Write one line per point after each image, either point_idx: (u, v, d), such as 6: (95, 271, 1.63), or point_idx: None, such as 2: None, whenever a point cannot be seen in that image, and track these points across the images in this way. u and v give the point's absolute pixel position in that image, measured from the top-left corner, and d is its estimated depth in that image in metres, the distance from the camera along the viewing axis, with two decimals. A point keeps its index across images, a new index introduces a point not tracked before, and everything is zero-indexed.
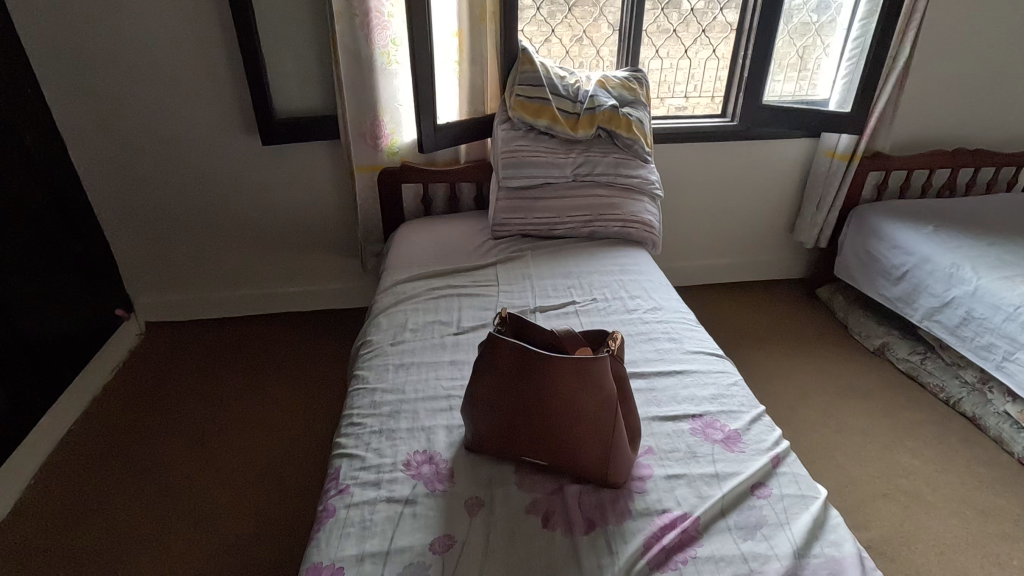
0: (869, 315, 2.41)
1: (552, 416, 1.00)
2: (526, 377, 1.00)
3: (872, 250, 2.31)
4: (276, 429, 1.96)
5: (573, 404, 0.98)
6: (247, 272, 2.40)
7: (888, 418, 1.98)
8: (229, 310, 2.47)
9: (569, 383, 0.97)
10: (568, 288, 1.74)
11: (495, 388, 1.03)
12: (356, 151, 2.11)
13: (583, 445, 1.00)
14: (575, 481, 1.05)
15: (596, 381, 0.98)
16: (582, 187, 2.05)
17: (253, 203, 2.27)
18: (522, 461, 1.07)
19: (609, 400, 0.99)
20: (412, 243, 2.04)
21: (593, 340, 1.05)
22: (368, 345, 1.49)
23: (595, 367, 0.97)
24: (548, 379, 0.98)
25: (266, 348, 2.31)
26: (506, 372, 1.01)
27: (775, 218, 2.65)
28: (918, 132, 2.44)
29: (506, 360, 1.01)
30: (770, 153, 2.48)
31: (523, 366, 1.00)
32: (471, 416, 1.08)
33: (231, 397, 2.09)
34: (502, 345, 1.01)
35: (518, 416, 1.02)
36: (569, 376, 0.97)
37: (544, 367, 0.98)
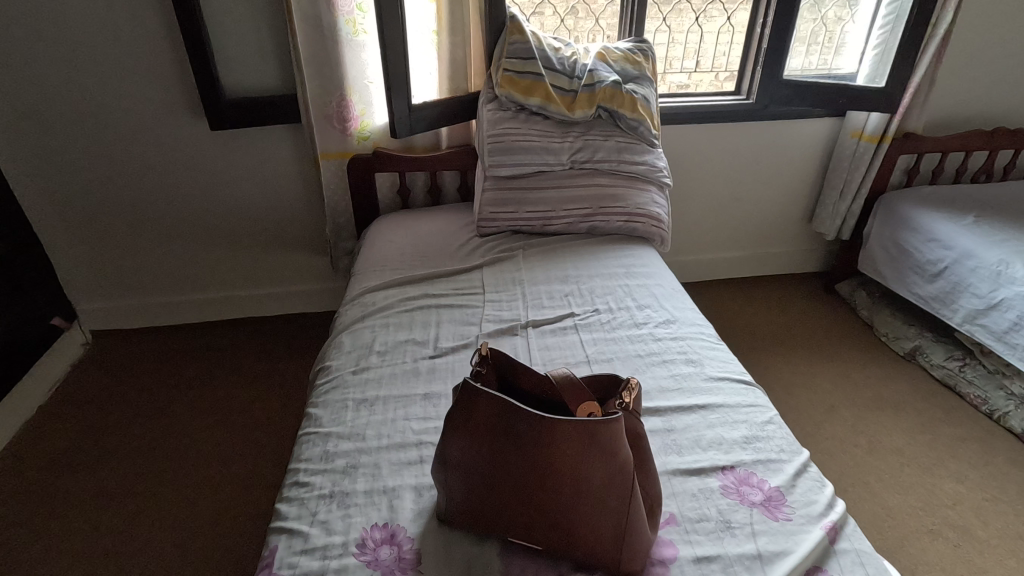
0: (898, 315, 2.18)
1: (547, 494, 0.75)
2: (509, 442, 0.75)
3: (903, 244, 2.07)
4: (234, 454, 1.72)
5: (575, 479, 0.74)
6: (204, 274, 2.14)
7: (926, 434, 1.76)
8: (185, 316, 2.20)
9: (569, 453, 0.73)
10: (566, 296, 1.50)
11: (471, 452, 0.79)
12: (320, 136, 1.85)
13: (588, 529, 0.77)
14: (576, 568, 0.81)
15: (605, 450, 0.73)
16: (580, 176, 1.80)
17: (207, 197, 2.00)
18: (510, 541, 0.83)
19: (621, 469, 0.75)
20: (386, 241, 1.78)
21: (601, 386, 0.80)
22: (326, 373, 1.24)
23: (602, 430, 0.72)
24: (541, 445, 0.73)
25: (227, 358, 2.06)
26: (485, 432, 0.77)
27: (792, 207, 2.40)
28: (954, 110, 2.18)
29: (484, 416, 0.77)
30: (790, 135, 2.22)
31: (507, 427, 0.75)
32: (442, 481, 0.84)
33: (185, 416, 1.84)
34: (479, 397, 0.77)
35: (502, 489, 0.78)
36: (569, 443, 0.73)
37: (534, 430, 0.73)
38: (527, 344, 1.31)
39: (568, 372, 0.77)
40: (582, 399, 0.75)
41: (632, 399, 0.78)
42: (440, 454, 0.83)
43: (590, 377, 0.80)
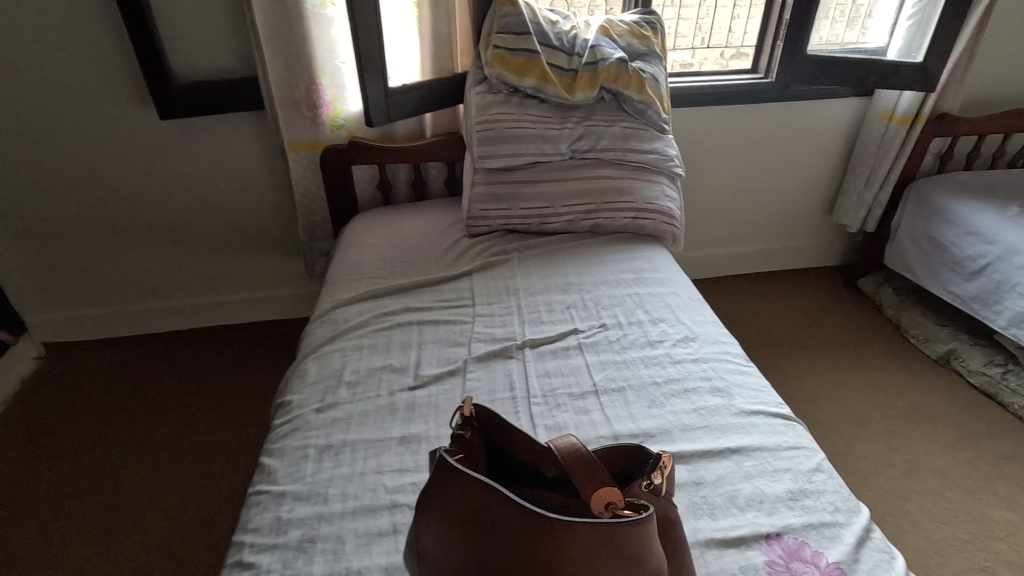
0: (928, 314, 2.00)
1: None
2: (500, 544, 0.56)
3: (937, 237, 1.87)
4: (196, 482, 1.52)
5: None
6: (166, 279, 1.93)
7: (967, 452, 1.58)
8: (148, 325, 2.00)
9: (583, 562, 0.54)
10: (568, 307, 1.30)
11: (448, 550, 0.60)
12: (287, 125, 1.64)
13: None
14: None
15: (629, 556, 0.55)
16: (582, 167, 1.60)
17: (164, 194, 1.78)
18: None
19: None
20: (363, 244, 1.58)
21: (622, 461, 0.62)
22: (286, 411, 1.05)
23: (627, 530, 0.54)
24: (542, 552, 0.54)
25: (193, 371, 1.86)
26: (469, 526, 0.58)
27: (813, 196, 2.20)
28: (992, 88, 1.98)
29: (469, 504, 0.59)
30: (812, 117, 2.01)
31: (499, 523, 0.57)
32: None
33: (143, 437, 1.65)
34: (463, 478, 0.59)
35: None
36: (584, 548, 0.54)
37: (535, 530, 0.55)
38: (524, 369, 1.12)
39: (581, 441, 0.58)
40: (600, 483, 0.56)
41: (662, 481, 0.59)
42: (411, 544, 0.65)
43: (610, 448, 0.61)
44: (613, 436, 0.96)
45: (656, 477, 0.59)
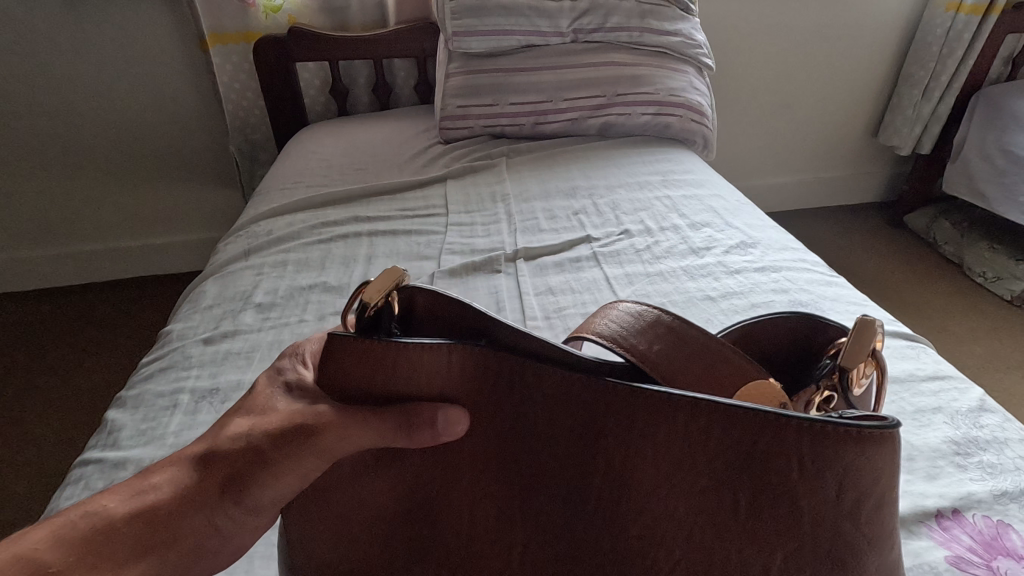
0: (998, 248, 1.68)
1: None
2: (547, 453, 0.35)
3: (1010, 149, 1.55)
4: (66, 462, 1.12)
5: (710, 559, 0.31)
6: (62, 217, 1.54)
7: None
8: (40, 278, 1.60)
9: (703, 483, 0.31)
10: (574, 214, 0.96)
11: (439, 491, 0.37)
12: (207, 5, 1.29)
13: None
14: None
15: (796, 496, 0.30)
16: (588, 51, 1.24)
17: (53, 101, 1.40)
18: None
19: (832, 558, 0.30)
20: (307, 151, 1.22)
21: (790, 354, 0.43)
22: (161, 345, 0.70)
23: (793, 440, 0.29)
24: (627, 458, 0.32)
25: (84, 331, 1.46)
26: (485, 435, 0.36)
27: (854, 114, 1.86)
28: None
29: (480, 401, 0.36)
30: (860, 11, 1.66)
31: (542, 422, 0.34)
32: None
33: (28, 397, 1.28)
34: (469, 364, 0.35)
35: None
36: (706, 460, 0.31)
37: (611, 428, 0.33)
38: (516, 285, 0.78)
39: (662, 312, 0.36)
40: (720, 372, 0.34)
41: (846, 408, 0.36)
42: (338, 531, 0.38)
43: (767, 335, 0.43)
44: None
45: (837, 394, 0.36)
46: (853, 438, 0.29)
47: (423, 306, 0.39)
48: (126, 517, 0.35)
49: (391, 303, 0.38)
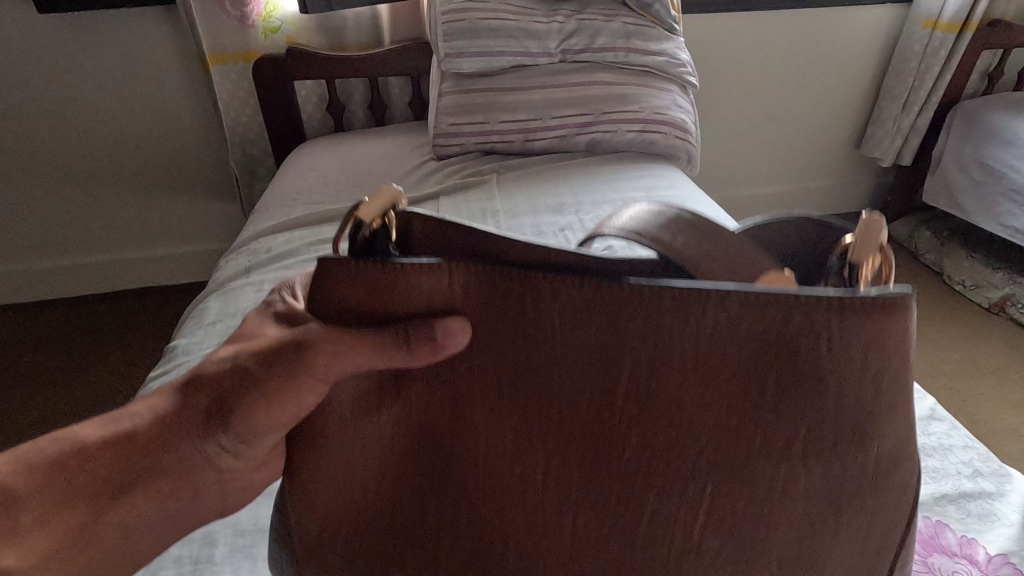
0: (976, 257, 1.73)
1: (670, 484, 0.37)
2: (565, 360, 0.36)
3: (988, 163, 1.60)
4: None
5: (742, 433, 0.35)
6: (64, 230, 1.58)
7: None
8: (40, 288, 1.63)
9: (732, 369, 0.34)
10: (561, 230, 1.00)
11: (454, 414, 0.39)
12: (207, 27, 1.32)
13: (758, 574, 0.38)
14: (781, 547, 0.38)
15: (816, 376, 0.34)
16: (576, 71, 1.29)
17: (55, 119, 1.43)
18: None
19: (854, 420, 0.35)
20: (305, 167, 1.26)
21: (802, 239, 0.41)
22: (167, 359, 0.74)
23: (809, 325, 0.33)
24: (653, 358, 0.35)
25: (86, 343, 1.49)
26: (501, 355, 0.37)
27: (838, 126, 1.91)
28: None
29: (487, 320, 0.36)
30: (842, 28, 1.71)
31: (558, 333, 0.35)
32: (410, 506, 0.41)
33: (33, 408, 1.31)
34: (479, 280, 0.35)
35: (564, 483, 0.39)
36: (731, 357, 0.34)
37: (636, 335, 0.34)
38: None
39: (679, 210, 0.39)
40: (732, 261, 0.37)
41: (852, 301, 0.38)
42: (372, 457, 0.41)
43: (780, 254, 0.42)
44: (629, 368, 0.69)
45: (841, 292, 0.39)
46: (885, 311, 0.32)
47: (420, 233, 0.38)
48: (97, 440, 0.42)
49: (387, 228, 0.38)
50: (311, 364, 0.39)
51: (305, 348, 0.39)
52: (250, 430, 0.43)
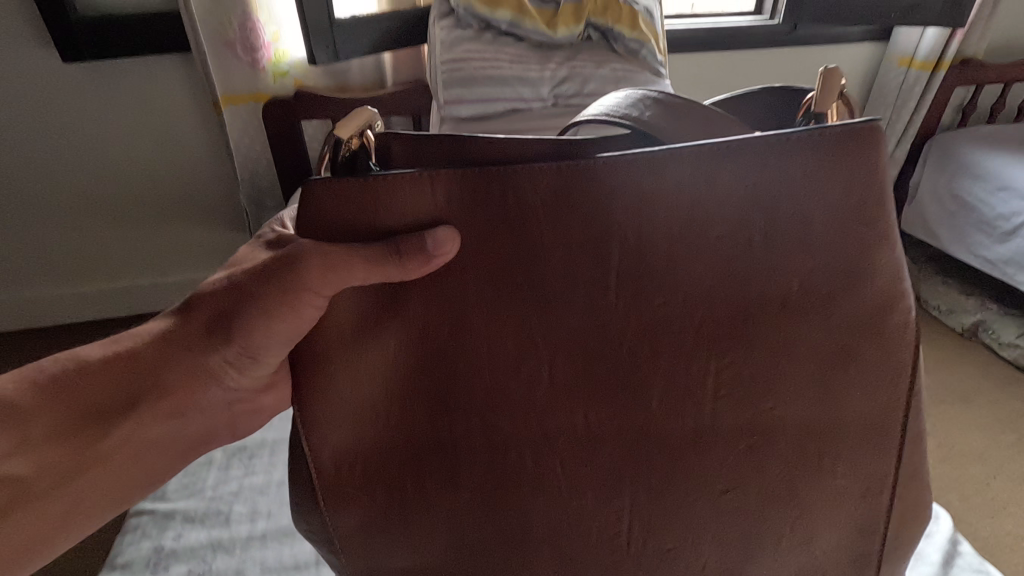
0: (950, 282, 1.81)
1: (677, 335, 0.46)
2: (558, 248, 0.43)
3: (961, 196, 1.68)
4: None
5: (738, 275, 0.44)
6: (79, 259, 1.65)
7: (1007, 434, 1.40)
8: (53, 317, 1.70)
9: (719, 226, 0.43)
10: None
11: (453, 323, 0.45)
12: (219, 71, 1.39)
13: (778, 395, 0.48)
14: (783, 371, 0.47)
15: (799, 227, 0.43)
16: (566, 115, 1.35)
17: (72, 156, 1.50)
18: (628, 488, 0.51)
19: (847, 248, 0.44)
20: None
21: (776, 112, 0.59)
22: None
23: (786, 179, 0.42)
24: (638, 234, 0.43)
25: None
26: (494, 249, 0.43)
27: None
28: (1016, 31, 1.81)
29: (473, 215, 0.42)
30: (824, 65, 1.79)
31: (547, 220, 0.42)
32: (424, 419, 0.48)
33: None
34: (466, 174, 0.42)
35: (579, 352, 0.46)
36: (716, 219, 0.43)
37: (632, 209, 0.42)
38: None
39: (645, 93, 0.47)
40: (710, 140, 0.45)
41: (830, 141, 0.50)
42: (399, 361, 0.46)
43: (740, 125, 0.46)
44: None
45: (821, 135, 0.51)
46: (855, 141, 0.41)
47: (398, 151, 0.45)
48: (103, 360, 0.52)
49: (365, 147, 0.45)
50: (302, 282, 0.44)
51: (301, 265, 0.44)
52: (248, 348, 0.52)
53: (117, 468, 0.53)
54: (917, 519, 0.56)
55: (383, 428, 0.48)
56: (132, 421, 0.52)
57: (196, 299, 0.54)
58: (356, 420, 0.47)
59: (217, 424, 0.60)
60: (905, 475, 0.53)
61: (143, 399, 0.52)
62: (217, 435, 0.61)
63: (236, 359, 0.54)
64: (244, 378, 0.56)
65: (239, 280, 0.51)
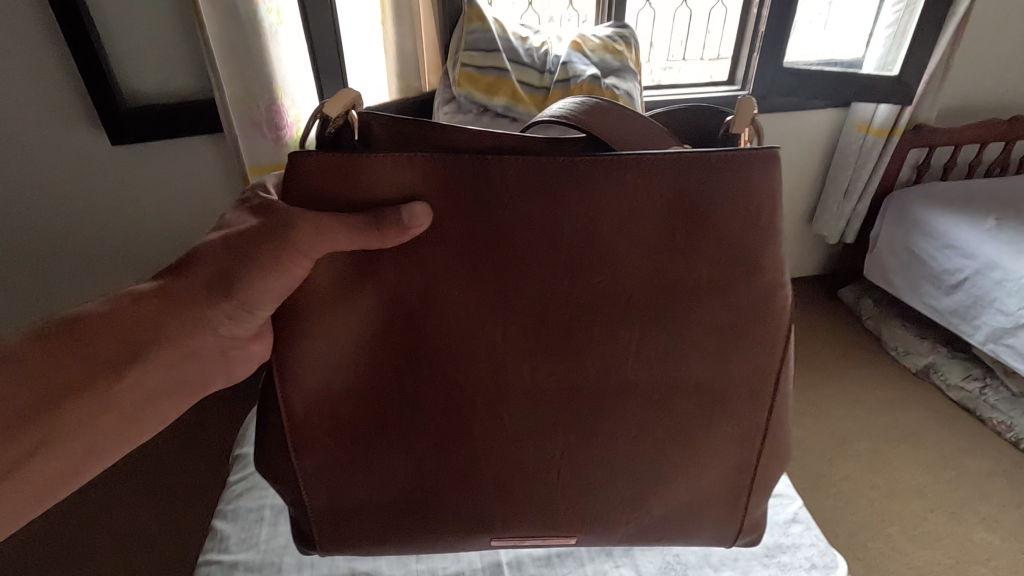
0: (908, 325, 1.99)
1: (615, 308, 0.62)
2: (522, 223, 0.58)
3: (915, 249, 1.86)
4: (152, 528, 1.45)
5: (659, 250, 0.60)
6: None
7: (950, 470, 1.57)
8: None
9: (645, 212, 0.58)
10: None
11: (434, 277, 0.60)
12: (247, 147, 1.53)
13: (689, 341, 0.64)
14: (691, 320, 0.63)
15: (708, 218, 0.59)
16: None
17: (114, 218, 1.68)
18: (565, 431, 0.67)
19: (737, 231, 0.60)
20: None
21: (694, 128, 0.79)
22: (242, 465, 0.99)
23: (693, 177, 0.58)
24: (585, 216, 0.58)
25: None
26: (469, 220, 0.58)
27: (792, 205, 2.17)
28: (965, 99, 2.00)
29: (450, 191, 0.57)
30: (791, 129, 1.98)
31: (512, 196, 0.57)
32: (408, 348, 0.62)
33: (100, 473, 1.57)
34: (462, 169, 0.57)
35: (539, 320, 0.62)
36: (639, 207, 0.58)
37: (580, 194, 0.57)
38: None
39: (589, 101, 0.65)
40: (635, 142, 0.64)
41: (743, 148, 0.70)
42: (395, 312, 0.61)
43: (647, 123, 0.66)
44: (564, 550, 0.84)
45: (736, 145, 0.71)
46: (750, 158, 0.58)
47: (380, 131, 0.62)
48: (112, 312, 0.58)
49: (351, 125, 0.62)
50: (295, 245, 0.56)
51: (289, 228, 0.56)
52: (247, 301, 0.61)
53: (131, 401, 0.60)
54: (778, 467, 0.73)
55: (376, 357, 0.62)
56: (136, 373, 0.59)
57: (198, 255, 0.62)
58: (355, 356, 0.62)
59: (213, 368, 0.67)
60: (774, 425, 0.69)
61: (148, 350, 0.59)
62: (209, 385, 0.68)
63: (234, 309, 0.62)
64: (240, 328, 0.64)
65: (232, 241, 0.60)
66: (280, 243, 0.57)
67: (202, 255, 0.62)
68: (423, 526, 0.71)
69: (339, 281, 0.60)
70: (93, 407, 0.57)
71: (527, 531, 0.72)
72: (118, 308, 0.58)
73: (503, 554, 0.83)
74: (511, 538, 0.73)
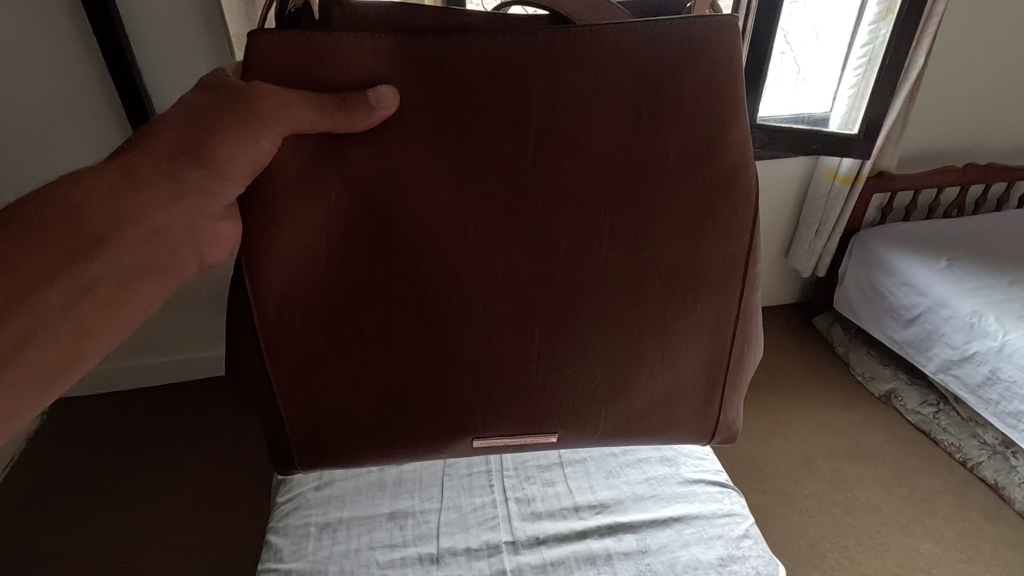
0: (873, 352, 2.19)
1: (586, 190, 0.76)
2: (496, 100, 0.71)
3: (876, 285, 2.06)
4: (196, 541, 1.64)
5: (616, 132, 0.74)
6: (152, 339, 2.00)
7: (904, 488, 1.76)
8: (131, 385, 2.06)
9: (606, 100, 0.73)
10: None
11: (417, 149, 0.72)
12: None
13: (642, 211, 0.78)
14: (643, 193, 0.77)
15: (660, 111, 0.73)
16: None
17: None
18: (544, 311, 0.81)
19: (676, 111, 0.74)
20: None
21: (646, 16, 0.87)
22: (288, 488, 1.18)
23: (638, 64, 0.71)
24: (553, 100, 0.72)
25: (177, 429, 1.95)
26: (445, 98, 0.71)
27: (769, 241, 2.37)
28: (924, 149, 2.21)
29: (422, 69, 0.70)
30: (767, 174, 2.18)
31: (484, 74, 0.70)
32: (396, 215, 0.74)
33: (146, 492, 1.76)
34: (426, 47, 0.69)
35: (516, 195, 0.75)
36: (598, 93, 0.72)
37: (547, 82, 0.71)
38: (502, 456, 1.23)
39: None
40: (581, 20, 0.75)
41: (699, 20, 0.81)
42: (380, 183, 0.73)
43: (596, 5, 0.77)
44: (556, 559, 1.03)
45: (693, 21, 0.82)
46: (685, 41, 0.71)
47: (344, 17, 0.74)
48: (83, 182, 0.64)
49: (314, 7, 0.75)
50: (262, 112, 0.66)
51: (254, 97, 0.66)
52: (217, 171, 0.69)
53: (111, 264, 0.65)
54: (742, 371, 0.91)
55: (360, 225, 0.74)
56: (109, 252, 0.64)
57: (158, 129, 0.69)
58: (337, 219, 0.74)
59: (185, 244, 0.72)
60: (741, 315, 0.86)
61: (114, 234, 0.65)
62: (187, 263, 0.74)
63: (206, 181, 0.69)
64: (214, 200, 0.71)
65: (198, 111, 0.69)
66: (248, 108, 0.67)
67: (165, 126, 0.69)
68: (414, 414, 0.85)
69: (312, 153, 0.71)
70: (77, 290, 0.63)
71: (506, 429, 0.88)
72: (86, 182, 0.64)
73: (507, 563, 1.02)
74: (491, 438, 0.88)
